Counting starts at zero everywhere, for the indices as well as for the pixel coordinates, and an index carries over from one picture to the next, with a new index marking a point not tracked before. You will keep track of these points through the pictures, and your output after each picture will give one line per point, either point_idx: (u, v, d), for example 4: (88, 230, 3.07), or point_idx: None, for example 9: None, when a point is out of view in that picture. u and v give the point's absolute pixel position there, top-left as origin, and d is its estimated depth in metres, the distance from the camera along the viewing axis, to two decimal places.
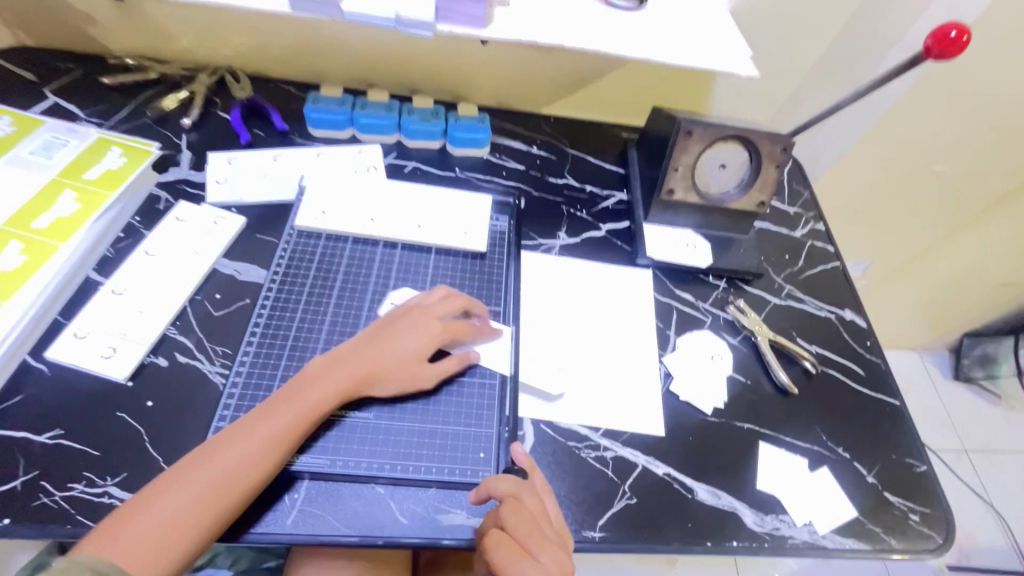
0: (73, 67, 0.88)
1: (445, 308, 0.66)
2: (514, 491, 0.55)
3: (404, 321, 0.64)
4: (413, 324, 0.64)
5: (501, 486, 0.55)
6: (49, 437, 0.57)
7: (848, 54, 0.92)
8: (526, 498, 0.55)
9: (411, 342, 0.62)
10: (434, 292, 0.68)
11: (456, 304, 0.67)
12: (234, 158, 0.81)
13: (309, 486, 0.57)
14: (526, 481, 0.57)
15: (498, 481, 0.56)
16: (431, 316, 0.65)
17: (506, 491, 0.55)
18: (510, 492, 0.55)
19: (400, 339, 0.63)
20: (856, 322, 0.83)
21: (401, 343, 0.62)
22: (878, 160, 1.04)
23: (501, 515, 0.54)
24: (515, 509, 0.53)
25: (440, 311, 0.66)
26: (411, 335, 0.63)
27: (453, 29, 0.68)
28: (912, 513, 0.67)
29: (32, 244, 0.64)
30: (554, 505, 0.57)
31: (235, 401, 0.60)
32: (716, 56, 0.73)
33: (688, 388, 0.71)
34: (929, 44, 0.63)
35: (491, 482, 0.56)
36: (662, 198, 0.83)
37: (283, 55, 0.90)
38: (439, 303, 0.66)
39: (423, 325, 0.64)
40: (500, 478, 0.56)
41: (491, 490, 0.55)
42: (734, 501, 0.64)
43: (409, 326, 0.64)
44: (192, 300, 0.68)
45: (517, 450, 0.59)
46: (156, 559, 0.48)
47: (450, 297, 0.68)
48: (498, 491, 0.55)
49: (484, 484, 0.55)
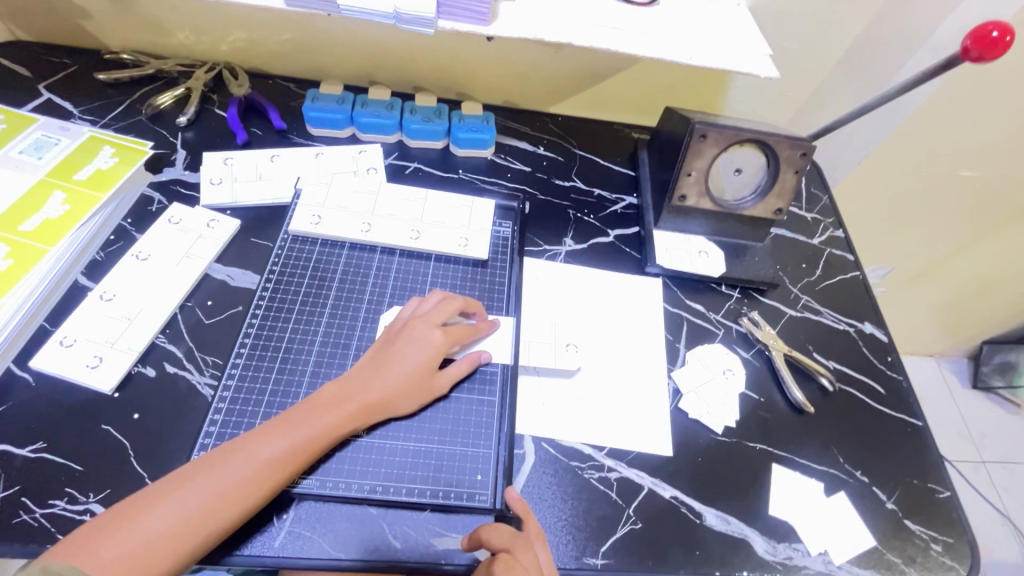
0: (70, 63, 0.86)
1: (442, 313, 0.63)
2: (508, 544, 0.52)
3: (405, 333, 0.61)
4: (413, 335, 0.61)
5: (495, 537, 0.52)
6: (32, 450, 0.55)
7: (874, 53, 0.87)
8: (520, 552, 0.52)
9: (413, 355, 0.60)
10: (429, 297, 0.65)
11: (453, 307, 0.64)
12: (230, 158, 0.78)
13: (299, 507, 0.55)
14: (521, 533, 0.54)
15: (493, 531, 0.53)
16: (431, 324, 0.62)
17: (500, 543, 0.52)
18: (505, 545, 0.52)
19: (402, 352, 0.60)
20: (877, 336, 0.78)
21: (404, 357, 0.60)
22: (904, 165, 0.99)
23: (494, 571, 0.51)
24: (508, 565, 0.50)
25: (439, 317, 0.63)
26: (412, 347, 0.60)
27: (456, 26, 0.65)
28: (934, 542, 0.63)
29: (18, 247, 0.62)
30: (546, 555, 0.54)
31: (221, 416, 0.58)
32: (734, 56, 0.69)
33: (698, 406, 0.67)
34: (968, 45, 0.58)
35: (485, 531, 0.53)
36: (673, 204, 0.79)
37: (282, 51, 0.87)
38: (437, 309, 0.64)
39: (424, 335, 0.61)
40: (496, 529, 0.53)
41: (485, 540, 0.53)
42: (745, 527, 0.61)
43: (409, 338, 0.61)
44: (183, 306, 0.66)
45: (512, 495, 0.56)
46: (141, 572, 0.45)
47: (446, 300, 0.65)
48: (492, 542, 0.52)
49: (478, 531, 0.53)
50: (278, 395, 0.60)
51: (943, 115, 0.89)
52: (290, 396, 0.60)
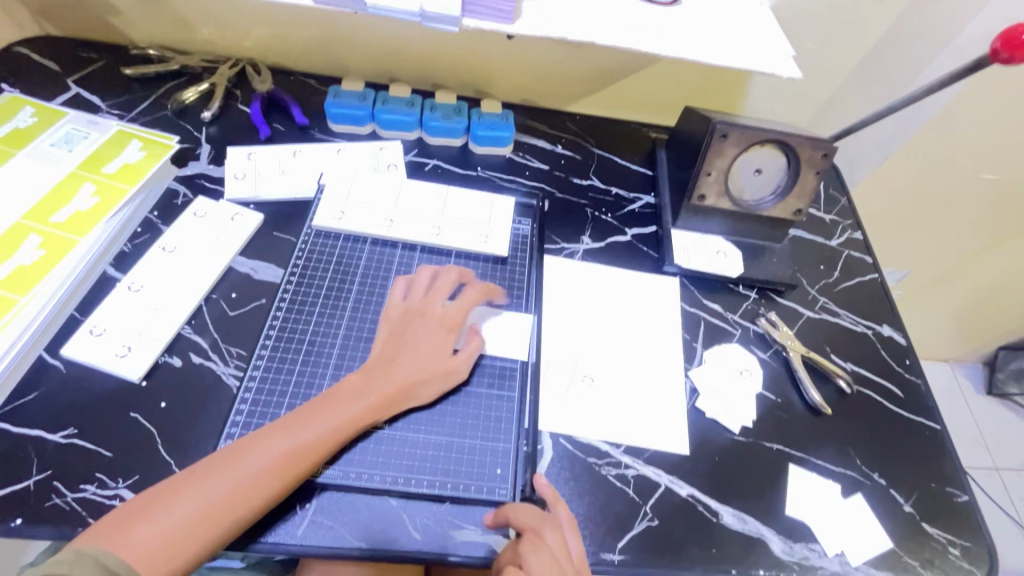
0: (97, 57, 0.87)
1: (443, 296, 0.65)
2: (535, 524, 0.53)
3: (415, 321, 0.63)
4: (419, 319, 0.62)
5: (525, 518, 0.54)
6: (63, 435, 0.56)
7: (896, 54, 0.86)
8: (546, 533, 0.53)
9: (425, 342, 0.61)
10: (422, 274, 0.67)
11: (449, 285, 0.66)
12: (253, 153, 0.79)
13: (322, 496, 0.56)
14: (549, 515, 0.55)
15: (519, 510, 0.55)
16: (435, 307, 0.64)
17: (526, 523, 0.54)
18: (532, 524, 0.53)
19: (413, 340, 0.61)
20: (896, 339, 0.78)
21: (416, 344, 0.61)
22: (925, 167, 0.98)
23: (520, 548, 0.52)
24: (534, 544, 0.51)
25: (440, 298, 0.65)
26: (422, 333, 0.62)
27: (480, 24, 0.65)
28: (952, 546, 0.63)
29: (50, 239, 0.64)
30: (576, 541, 0.54)
31: (247, 407, 0.59)
32: (756, 55, 0.68)
33: (714, 405, 0.68)
34: (997, 47, 0.58)
35: (513, 510, 0.55)
36: (692, 203, 0.79)
37: (305, 47, 0.88)
38: (435, 290, 0.65)
39: (433, 322, 0.63)
40: (523, 508, 0.55)
41: (512, 518, 0.54)
42: (761, 527, 0.61)
43: (420, 326, 0.62)
44: (208, 298, 0.67)
45: (540, 480, 0.58)
46: (175, 557, 0.46)
47: (440, 278, 0.66)
48: (521, 521, 0.54)
49: (505, 509, 0.55)
50: (302, 387, 0.61)
51: (964, 117, 0.89)
52: (313, 387, 0.61)
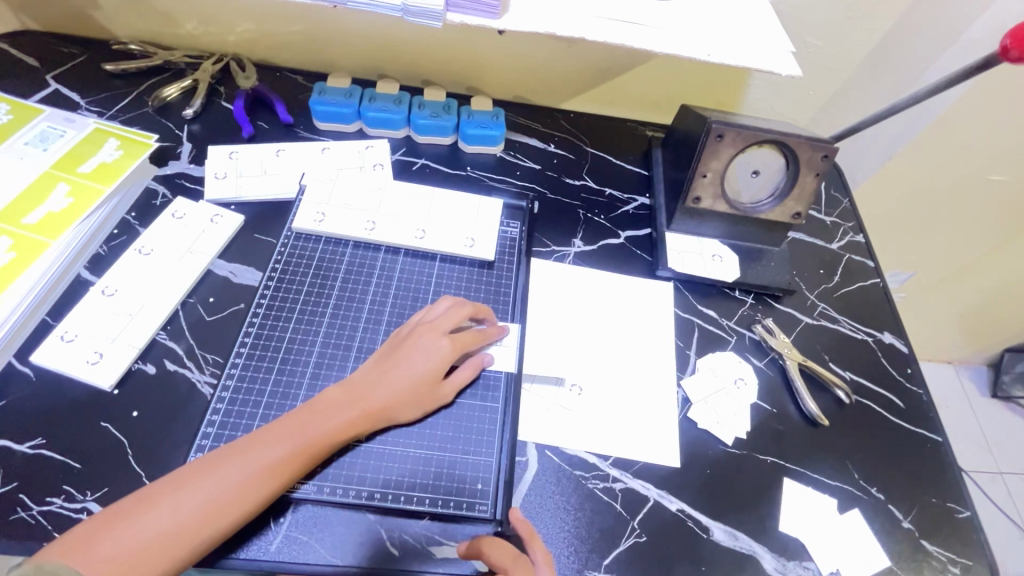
0: (77, 52, 0.85)
1: (449, 321, 0.62)
2: (508, 565, 0.50)
3: (411, 340, 0.60)
4: (419, 343, 0.60)
5: (499, 556, 0.50)
6: (30, 446, 0.54)
7: (903, 50, 0.83)
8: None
9: (418, 363, 0.59)
10: (439, 303, 0.64)
11: (461, 314, 0.63)
12: (236, 152, 0.77)
13: (298, 510, 0.54)
14: (524, 556, 0.52)
15: (495, 547, 0.51)
16: (441, 333, 0.61)
17: (500, 562, 0.50)
18: (505, 565, 0.50)
19: (406, 359, 0.59)
20: (896, 346, 0.76)
21: (408, 363, 0.58)
22: (931, 167, 0.95)
23: None
24: None
25: (447, 324, 0.62)
26: (417, 354, 0.59)
27: (464, 19, 0.63)
28: (952, 564, 0.61)
29: (21, 241, 0.62)
30: None
31: (219, 417, 0.57)
32: (755, 52, 0.66)
33: (707, 416, 0.66)
34: (1007, 44, 0.55)
35: (488, 545, 0.51)
36: (687, 206, 0.77)
37: (291, 42, 0.86)
38: (447, 317, 0.62)
39: (431, 343, 0.60)
40: (499, 546, 0.51)
41: (485, 555, 0.51)
42: (753, 543, 0.59)
43: (415, 346, 0.60)
44: (185, 303, 0.65)
45: (516, 516, 0.55)
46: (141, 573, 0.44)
47: (455, 307, 0.64)
48: (494, 561, 0.50)
49: (480, 543, 0.52)
50: (277, 397, 0.59)
51: (972, 116, 0.85)
52: (288, 398, 0.59)
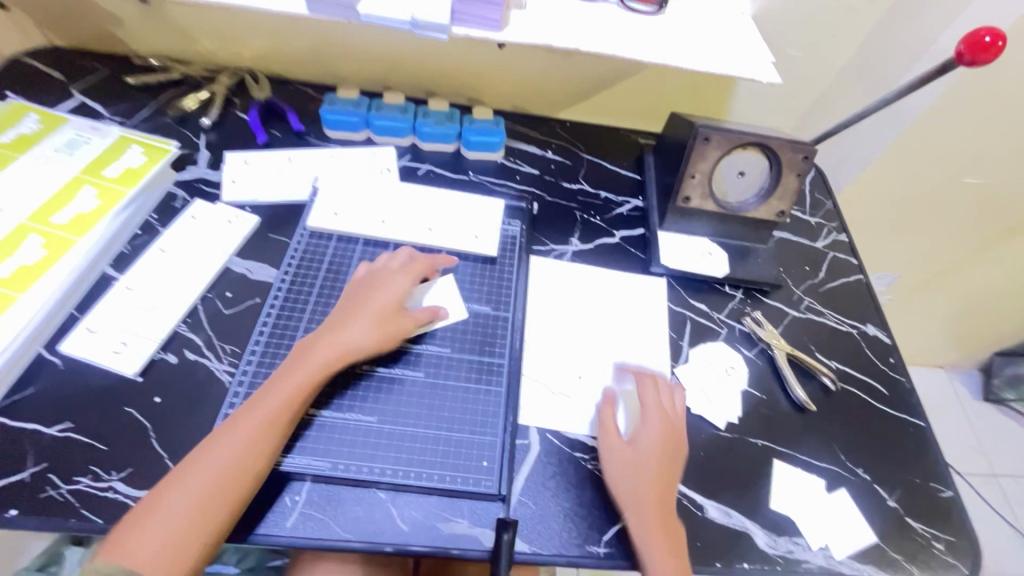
0: (100, 67, 0.90)
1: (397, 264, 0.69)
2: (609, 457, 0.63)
3: (367, 286, 0.66)
4: (374, 286, 0.66)
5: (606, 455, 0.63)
6: (60, 429, 0.57)
7: (876, 60, 0.88)
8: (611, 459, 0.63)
9: (375, 299, 0.64)
10: (383, 254, 0.71)
11: (405, 257, 0.70)
12: (250, 158, 0.82)
13: (312, 489, 0.57)
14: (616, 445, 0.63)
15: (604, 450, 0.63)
16: (391, 273, 0.68)
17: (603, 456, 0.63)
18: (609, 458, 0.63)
19: (366, 300, 0.64)
20: (879, 337, 0.79)
21: (368, 301, 0.64)
22: (909, 171, 1.00)
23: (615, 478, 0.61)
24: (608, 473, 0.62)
25: (397, 266, 0.69)
26: (374, 293, 0.65)
27: (468, 32, 0.68)
28: (936, 540, 0.63)
29: (52, 239, 0.66)
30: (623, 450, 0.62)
31: (240, 400, 0.60)
32: (737, 61, 0.71)
33: (700, 402, 0.69)
34: (962, 50, 0.60)
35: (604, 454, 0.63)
36: (677, 206, 0.81)
37: (302, 57, 0.91)
38: (393, 261, 0.69)
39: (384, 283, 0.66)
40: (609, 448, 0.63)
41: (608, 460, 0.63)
42: (746, 521, 0.61)
43: (371, 288, 0.65)
44: (204, 298, 0.69)
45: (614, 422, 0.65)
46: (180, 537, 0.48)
47: (398, 254, 0.71)
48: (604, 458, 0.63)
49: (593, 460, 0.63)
50: None
51: (945, 122, 0.91)
52: None
